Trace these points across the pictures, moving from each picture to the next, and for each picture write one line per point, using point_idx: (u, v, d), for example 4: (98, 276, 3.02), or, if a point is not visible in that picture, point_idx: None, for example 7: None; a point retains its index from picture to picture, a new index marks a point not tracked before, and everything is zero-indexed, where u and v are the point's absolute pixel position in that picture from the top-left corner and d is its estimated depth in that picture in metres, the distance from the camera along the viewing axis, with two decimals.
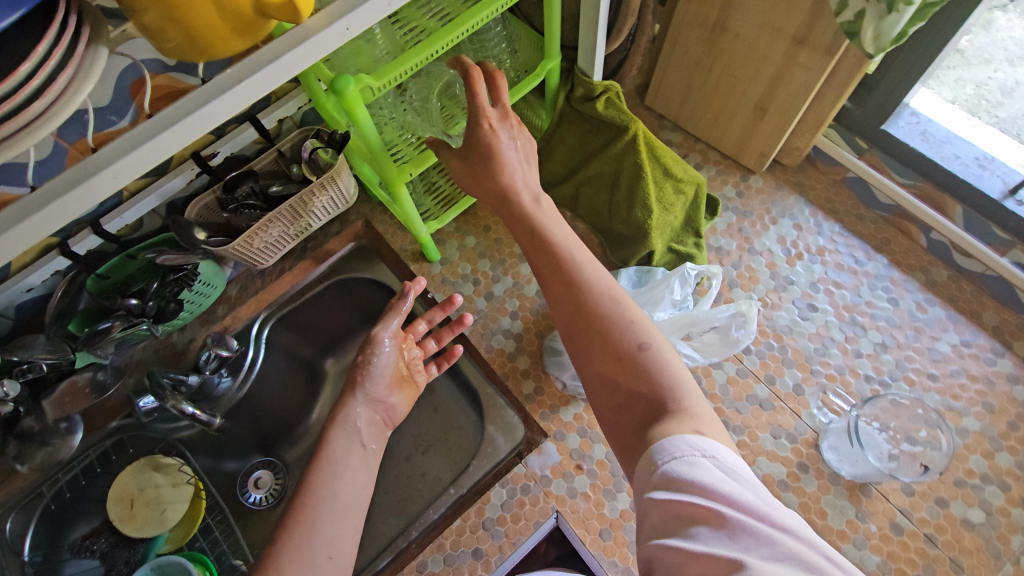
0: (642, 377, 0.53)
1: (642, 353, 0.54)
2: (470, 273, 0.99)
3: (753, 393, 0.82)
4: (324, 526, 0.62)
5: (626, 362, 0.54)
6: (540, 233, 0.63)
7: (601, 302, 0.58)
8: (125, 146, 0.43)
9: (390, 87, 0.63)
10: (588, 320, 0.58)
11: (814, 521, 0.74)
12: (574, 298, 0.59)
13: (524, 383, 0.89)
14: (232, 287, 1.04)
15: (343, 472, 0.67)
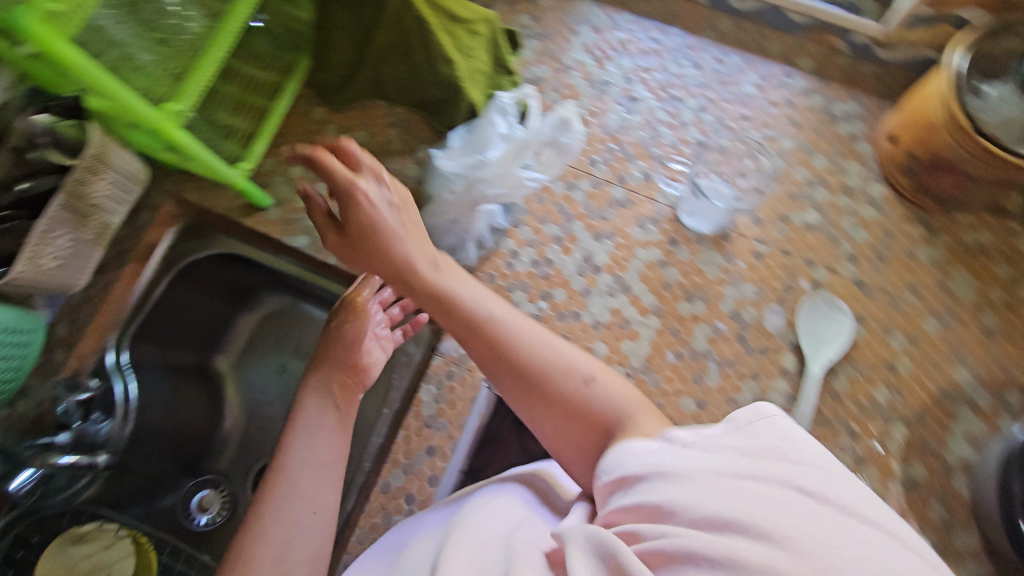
0: (520, 357, 0.52)
1: (585, 387, 0.50)
2: None
3: (612, 198, 0.87)
4: (295, 507, 0.52)
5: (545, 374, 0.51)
6: (406, 267, 0.57)
7: (469, 312, 0.55)
8: None
9: (85, 8, 0.52)
10: (483, 362, 0.53)
11: (696, 282, 0.83)
12: (482, 337, 0.53)
13: None
14: (60, 327, 0.89)
15: (322, 432, 0.58)
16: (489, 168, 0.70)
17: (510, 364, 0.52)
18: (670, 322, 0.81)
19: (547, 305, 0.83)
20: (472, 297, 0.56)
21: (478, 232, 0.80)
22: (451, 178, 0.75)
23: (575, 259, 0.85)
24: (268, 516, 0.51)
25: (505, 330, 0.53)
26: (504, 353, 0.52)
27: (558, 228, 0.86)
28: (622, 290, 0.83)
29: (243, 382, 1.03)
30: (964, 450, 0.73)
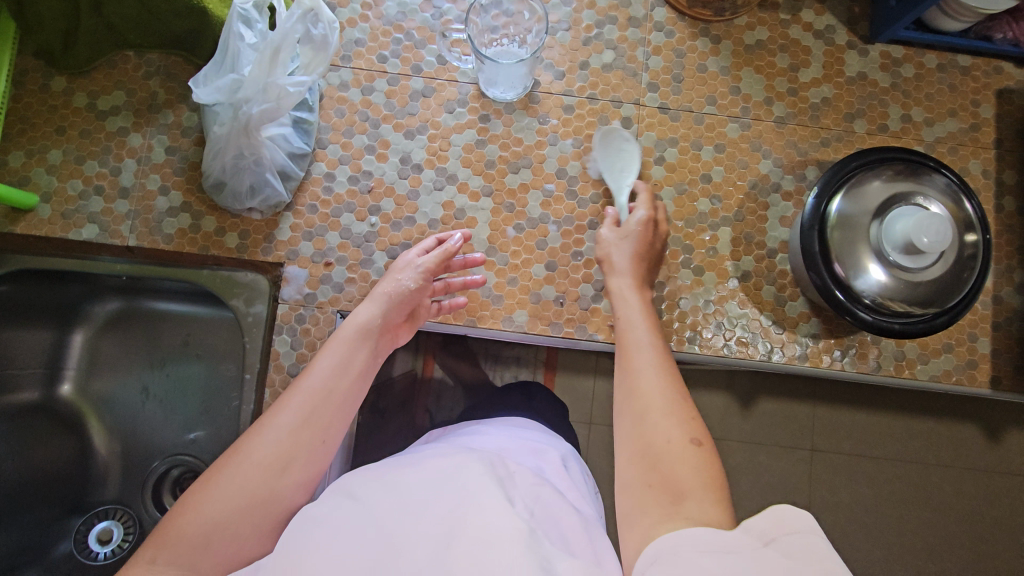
0: (632, 372, 0.56)
1: (688, 442, 0.50)
2: (86, 187, 0.80)
3: (412, 90, 0.82)
4: (301, 437, 0.54)
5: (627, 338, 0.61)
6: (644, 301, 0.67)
7: (636, 332, 0.61)
8: None
9: None
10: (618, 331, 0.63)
11: (517, 152, 0.82)
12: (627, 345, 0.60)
13: (226, 240, 0.79)
14: None
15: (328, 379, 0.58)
16: (248, 85, 0.65)
17: (649, 352, 0.58)
18: (503, 199, 0.81)
19: (378, 219, 0.80)
20: (647, 334, 0.61)
21: (274, 161, 0.73)
22: (221, 110, 0.70)
23: (392, 164, 0.81)
24: (269, 436, 0.53)
25: (640, 345, 0.59)
26: (628, 370, 0.57)
27: (366, 137, 0.81)
28: (448, 182, 0.81)
29: (103, 406, 0.98)
30: (781, 232, 0.80)
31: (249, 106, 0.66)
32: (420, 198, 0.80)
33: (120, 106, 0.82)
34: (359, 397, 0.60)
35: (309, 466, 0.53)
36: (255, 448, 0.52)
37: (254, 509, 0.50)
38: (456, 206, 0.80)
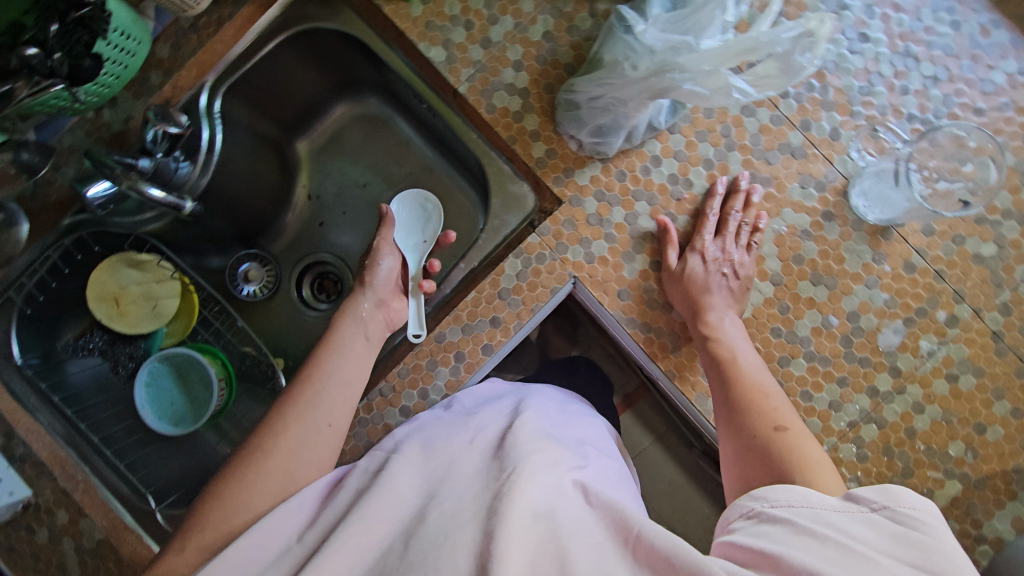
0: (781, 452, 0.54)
1: (777, 433, 0.56)
2: (460, 14, 0.80)
3: (787, 142, 0.76)
4: (316, 410, 0.59)
5: (681, 300, 0.73)
6: (727, 359, 0.66)
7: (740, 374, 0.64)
8: None
9: None
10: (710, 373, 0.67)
11: (830, 267, 0.75)
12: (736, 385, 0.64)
13: (533, 146, 0.78)
14: (162, 47, 0.83)
15: (308, 377, 0.62)
16: (694, 58, 0.58)
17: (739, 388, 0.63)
18: (783, 297, 0.74)
19: (667, 227, 0.76)
20: (751, 363, 0.66)
21: (634, 125, 0.71)
22: (640, 51, 0.64)
23: (715, 191, 0.76)
24: (279, 435, 0.57)
25: (751, 377, 0.64)
26: (737, 383, 0.64)
27: (713, 151, 0.76)
28: (750, 244, 0.75)
29: (315, 176, 1.05)
30: (1004, 528, 0.72)
31: (680, 80, 0.59)
32: (715, 239, 0.75)
33: None
34: (365, 375, 0.65)
35: (320, 450, 0.58)
36: (289, 438, 0.57)
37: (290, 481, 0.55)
38: (740, 269, 0.75)
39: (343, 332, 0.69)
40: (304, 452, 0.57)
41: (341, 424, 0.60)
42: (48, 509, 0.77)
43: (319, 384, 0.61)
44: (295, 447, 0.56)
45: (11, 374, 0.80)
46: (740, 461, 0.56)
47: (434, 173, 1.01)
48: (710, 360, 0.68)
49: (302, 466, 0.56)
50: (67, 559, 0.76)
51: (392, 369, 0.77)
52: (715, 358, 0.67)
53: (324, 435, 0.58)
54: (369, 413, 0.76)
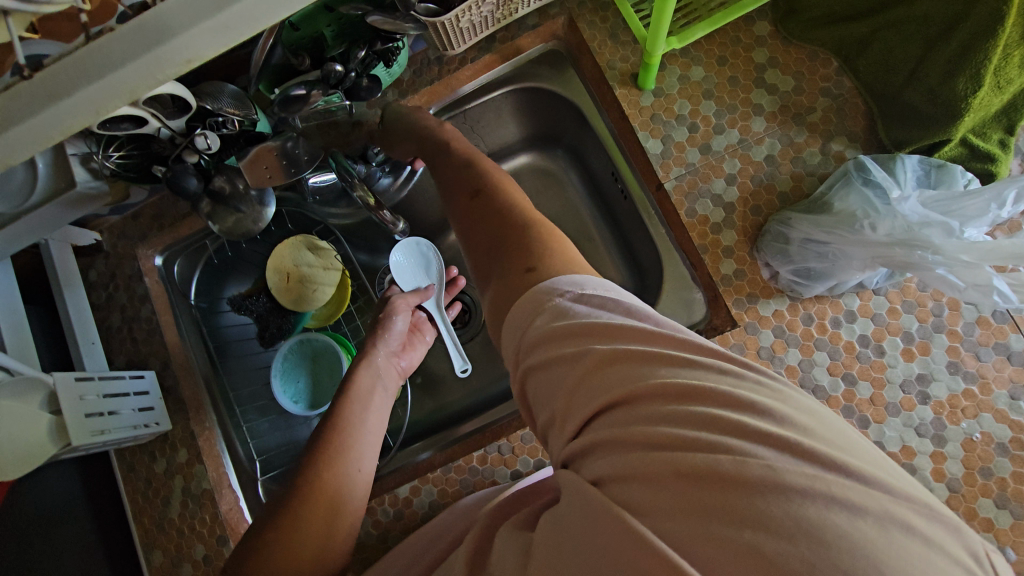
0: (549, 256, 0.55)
1: (531, 273, 0.53)
2: (687, 115, 0.80)
3: (1005, 342, 0.69)
4: (345, 454, 0.63)
5: (506, 203, 0.65)
6: (510, 219, 0.62)
7: (543, 240, 0.58)
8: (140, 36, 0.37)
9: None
10: (513, 246, 0.59)
11: (1022, 494, 0.66)
12: (536, 238, 0.58)
13: (723, 261, 0.75)
14: (406, 71, 0.88)
15: (338, 423, 0.66)
16: (956, 243, 0.58)
17: (545, 243, 0.57)
18: (957, 507, 0.66)
19: (843, 389, 0.71)
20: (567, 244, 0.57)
21: (844, 280, 0.68)
22: (884, 213, 0.64)
23: (909, 368, 0.70)
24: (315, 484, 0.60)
25: (562, 243, 0.57)
26: (548, 259, 0.54)
27: (917, 327, 0.71)
28: (932, 437, 0.68)
29: None
30: None
31: (933, 262, 0.59)
32: (894, 417, 0.69)
33: (780, 90, 0.78)
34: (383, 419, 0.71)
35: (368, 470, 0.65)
36: (334, 466, 0.62)
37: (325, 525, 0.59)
38: (913, 460, 0.68)
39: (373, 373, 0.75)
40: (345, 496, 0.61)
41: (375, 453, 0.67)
42: (172, 444, 0.84)
43: (357, 435, 0.66)
44: (343, 475, 0.62)
45: (182, 308, 0.92)
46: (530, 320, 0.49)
47: (594, 243, 1.00)
48: (491, 209, 0.65)
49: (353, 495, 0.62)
50: (172, 495, 0.83)
51: (516, 430, 0.78)
52: (525, 245, 0.58)
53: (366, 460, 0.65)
54: (482, 465, 0.77)
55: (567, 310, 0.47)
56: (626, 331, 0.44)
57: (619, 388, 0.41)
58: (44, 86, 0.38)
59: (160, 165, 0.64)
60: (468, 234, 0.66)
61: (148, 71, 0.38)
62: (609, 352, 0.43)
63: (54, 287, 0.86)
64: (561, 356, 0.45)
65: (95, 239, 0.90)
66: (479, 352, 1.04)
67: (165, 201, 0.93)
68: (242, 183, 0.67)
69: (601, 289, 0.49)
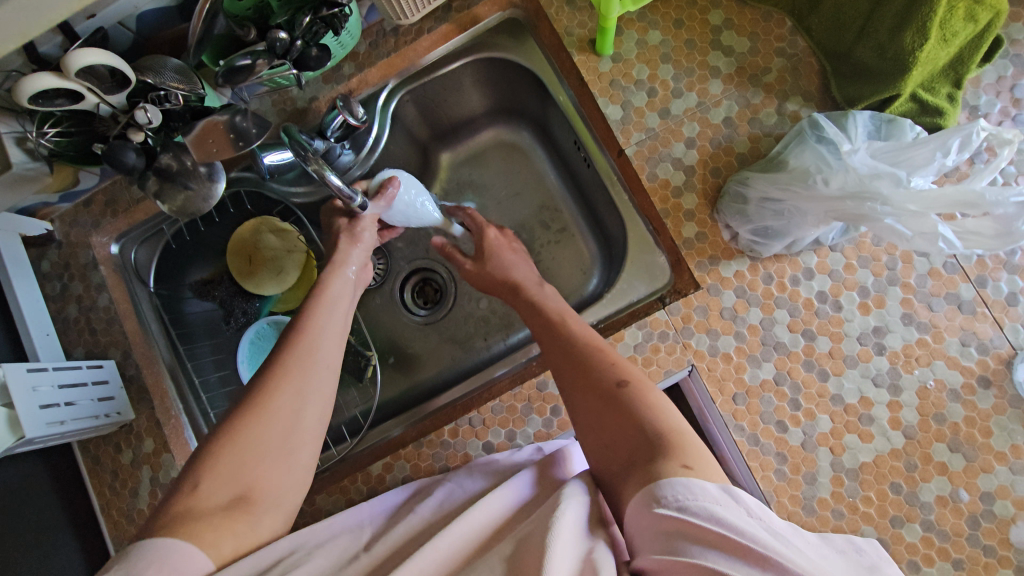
0: (601, 388, 0.62)
1: (618, 388, 0.62)
2: (646, 80, 0.80)
3: (956, 292, 0.71)
4: (306, 360, 0.64)
5: (607, 362, 0.65)
6: (576, 344, 0.69)
7: (603, 367, 0.64)
8: None
9: None
10: (573, 370, 0.66)
11: (974, 437, 0.69)
12: (579, 363, 0.66)
13: (685, 225, 0.76)
14: (361, 42, 0.86)
15: (303, 332, 0.67)
16: (903, 193, 0.60)
17: (601, 368, 0.64)
18: (912, 453, 0.69)
19: (804, 344, 0.72)
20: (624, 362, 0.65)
21: (801, 237, 0.69)
22: (837, 167, 0.65)
23: (865, 322, 0.72)
24: (272, 400, 0.60)
25: (616, 357, 0.66)
26: (597, 393, 0.62)
27: (873, 281, 0.72)
28: (888, 386, 0.71)
29: (448, 189, 1.04)
30: None
31: (882, 213, 0.60)
32: (852, 369, 0.71)
33: (736, 51, 0.78)
34: (343, 324, 0.71)
35: (328, 384, 0.65)
36: (290, 382, 0.62)
37: (284, 431, 0.60)
38: (871, 410, 0.70)
39: (337, 287, 0.74)
40: (305, 403, 0.62)
41: (335, 367, 0.67)
42: (138, 434, 0.83)
43: (317, 334, 0.67)
44: (302, 389, 0.62)
45: (142, 295, 0.89)
46: (624, 462, 0.56)
47: (560, 214, 1.00)
48: (552, 322, 0.73)
49: (309, 408, 0.62)
50: (140, 485, 0.81)
51: (487, 402, 0.79)
52: (632, 425, 0.58)
53: (327, 376, 0.65)
54: (454, 438, 0.78)
55: (685, 503, 0.49)
56: (756, 540, 0.47)
57: (720, 569, 0.45)
58: None
59: (101, 143, 0.61)
60: (573, 387, 0.65)
61: (37, 15, 0.44)
62: (735, 573, 0.45)
63: (4, 278, 0.83)
64: (663, 529, 0.48)
65: (45, 228, 0.87)
66: (451, 329, 1.04)
67: (117, 187, 0.90)
68: (190, 159, 0.64)
69: (740, 494, 0.50)
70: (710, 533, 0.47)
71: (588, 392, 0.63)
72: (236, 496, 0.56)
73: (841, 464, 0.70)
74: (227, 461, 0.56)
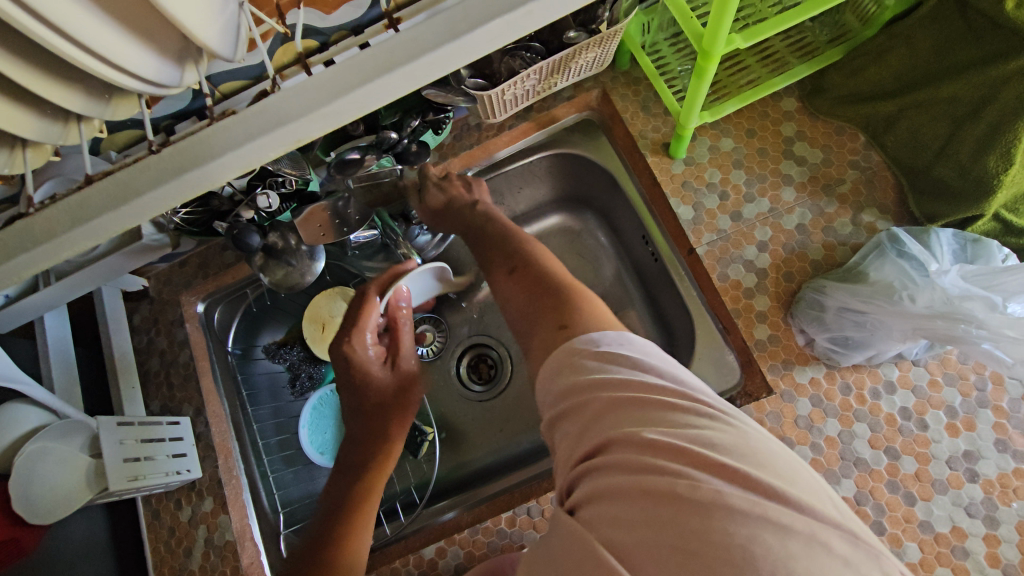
0: (540, 279, 0.61)
1: (557, 328, 0.53)
2: (719, 183, 0.82)
3: None
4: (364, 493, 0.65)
5: (548, 270, 0.62)
6: (523, 254, 0.67)
7: (548, 270, 0.62)
8: (204, 147, 0.41)
9: (750, 41, 0.59)
10: (516, 276, 0.65)
11: None
12: (528, 270, 0.64)
13: (757, 327, 0.76)
14: (447, 135, 0.93)
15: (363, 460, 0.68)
16: (997, 318, 0.59)
17: (546, 275, 0.62)
18: None
19: (885, 462, 0.69)
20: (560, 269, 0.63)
21: (885, 350, 0.67)
22: (919, 283, 0.65)
23: (954, 444, 0.68)
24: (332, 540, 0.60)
25: (555, 265, 0.64)
26: (535, 283, 0.61)
27: (960, 400, 0.69)
28: (983, 518, 0.66)
29: None
30: None
31: (977, 336, 0.60)
32: (942, 495, 0.67)
33: (809, 161, 0.80)
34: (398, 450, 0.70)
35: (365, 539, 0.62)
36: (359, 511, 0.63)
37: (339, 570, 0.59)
38: (965, 543, 0.65)
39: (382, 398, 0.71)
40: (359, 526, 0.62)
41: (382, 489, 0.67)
42: (198, 492, 0.84)
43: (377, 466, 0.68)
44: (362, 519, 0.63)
45: (218, 354, 0.93)
46: (541, 343, 0.54)
47: (622, 301, 1.02)
48: (513, 238, 0.71)
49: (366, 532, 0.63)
50: (194, 546, 0.81)
51: (547, 492, 0.77)
52: (557, 313, 0.55)
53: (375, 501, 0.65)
54: (510, 527, 0.75)
55: (586, 358, 0.48)
56: (641, 386, 0.44)
57: (631, 427, 0.42)
58: (119, 188, 0.42)
59: (220, 222, 0.67)
60: (512, 295, 0.63)
61: (193, 184, 0.42)
62: (643, 431, 0.41)
63: (101, 330, 0.88)
64: (566, 385, 0.47)
65: (141, 285, 0.94)
66: (505, 408, 1.03)
67: (208, 252, 0.96)
68: (295, 239, 0.69)
69: (631, 335, 0.49)
70: (602, 399, 0.44)
71: (523, 285, 0.63)
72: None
73: None
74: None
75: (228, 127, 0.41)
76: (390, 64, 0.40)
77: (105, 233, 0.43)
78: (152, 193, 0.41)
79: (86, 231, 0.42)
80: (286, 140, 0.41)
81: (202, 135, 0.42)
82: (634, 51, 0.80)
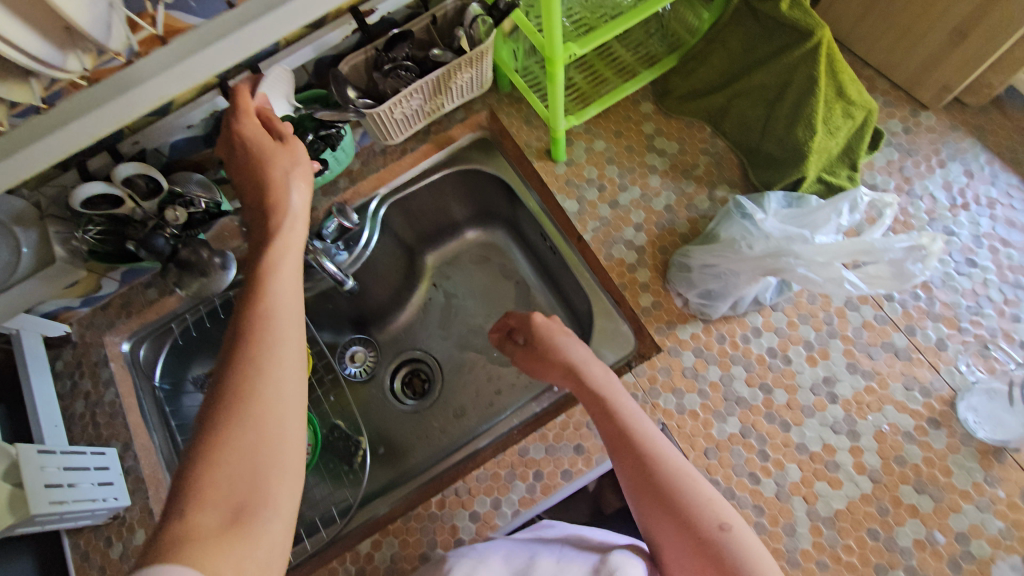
0: (658, 476, 0.64)
1: (719, 531, 0.61)
2: (596, 178, 0.94)
3: (890, 341, 0.78)
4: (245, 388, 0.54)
5: (659, 460, 0.66)
6: (624, 431, 0.68)
7: (660, 460, 0.65)
8: (117, 85, 0.55)
9: (586, 49, 0.72)
10: (616, 455, 0.68)
11: (936, 477, 0.72)
12: (640, 452, 0.66)
13: (642, 296, 0.85)
14: (356, 161, 1.02)
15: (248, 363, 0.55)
16: (808, 249, 0.72)
17: (655, 467, 0.65)
18: (882, 497, 0.71)
19: (762, 397, 0.78)
20: (665, 445, 0.68)
21: (742, 295, 0.78)
22: (754, 234, 0.77)
23: (814, 373, 0.78)
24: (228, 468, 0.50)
25: (659, 445, 0.67)
26: (648, 467, 0.65)
27: (814, 334, 0.80)
28: (847, 433, 0.75)
29: (436, 286, 1.17)
30: None
31: (795, 265, 0.71)
32: (811, 419, 0.76)
33: (668, 152, 0.93)
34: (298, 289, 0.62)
35: (292, 358, 0.57)
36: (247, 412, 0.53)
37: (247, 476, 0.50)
38: (835, 456, 0.74)
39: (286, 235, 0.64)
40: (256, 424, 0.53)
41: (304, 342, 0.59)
42: (129, 526, 0.83)
43: (267, 365, 0.55)
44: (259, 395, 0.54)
45: (146, 390, 0.95)
46: (674, 542, 0.62)
47: (536, 299, 1.10)
48: (602, 402, 0.72)
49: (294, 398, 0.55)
50: None
51: (472, 472, 0.81)
52: (687, 518, 0.62)
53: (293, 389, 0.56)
54: (441, 510, 0.78)
55: None
56: None
57: None
58: (40, 126, 0.53)
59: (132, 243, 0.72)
60: (620, 466, 0.67)
61: (108, 118, 0.54)
62: None
63: (21, 376, 0.89)
64: None
65: (63, 330, 0.95)
66: (439, 414, 1.07)
67: (131, 292, 0.99)
68: (206, 252, 0.74)
69: None
70: None
71: (633, 478, 0.66)
72: (232, 511, 0.49)
73: (816, 513, 0.71)
74: (210, 488, 0.49)
75: (133, 69, 0.55)
76: (257, 15, 0.55)
77: (37, 163, 0.53)
78: (72, 124, 0.53)
79: (13, 160, 0.51)
80: (182, 77, 0.55)
81: (110, 80, 0.55)
82: (508, 71, 0.93)
